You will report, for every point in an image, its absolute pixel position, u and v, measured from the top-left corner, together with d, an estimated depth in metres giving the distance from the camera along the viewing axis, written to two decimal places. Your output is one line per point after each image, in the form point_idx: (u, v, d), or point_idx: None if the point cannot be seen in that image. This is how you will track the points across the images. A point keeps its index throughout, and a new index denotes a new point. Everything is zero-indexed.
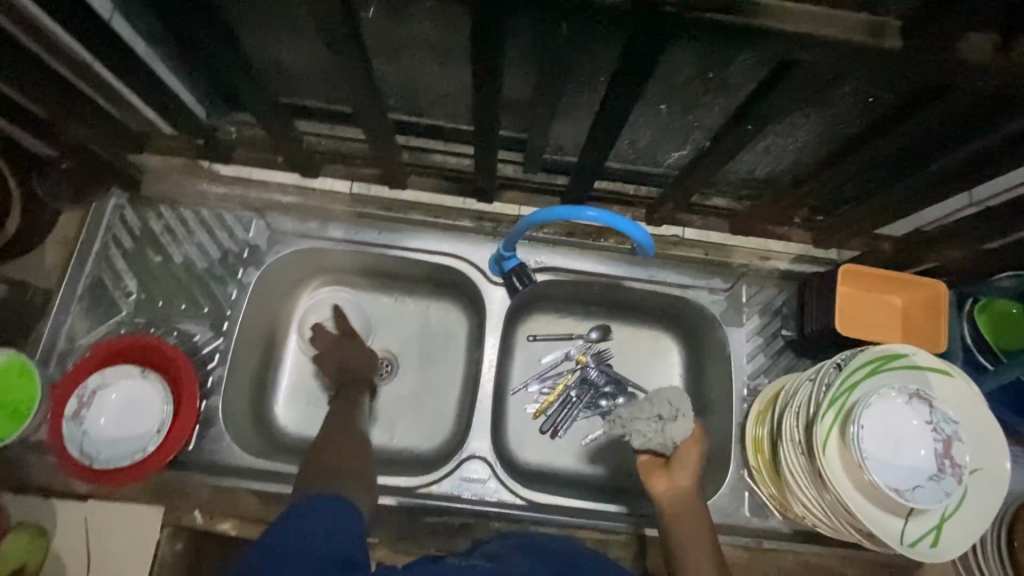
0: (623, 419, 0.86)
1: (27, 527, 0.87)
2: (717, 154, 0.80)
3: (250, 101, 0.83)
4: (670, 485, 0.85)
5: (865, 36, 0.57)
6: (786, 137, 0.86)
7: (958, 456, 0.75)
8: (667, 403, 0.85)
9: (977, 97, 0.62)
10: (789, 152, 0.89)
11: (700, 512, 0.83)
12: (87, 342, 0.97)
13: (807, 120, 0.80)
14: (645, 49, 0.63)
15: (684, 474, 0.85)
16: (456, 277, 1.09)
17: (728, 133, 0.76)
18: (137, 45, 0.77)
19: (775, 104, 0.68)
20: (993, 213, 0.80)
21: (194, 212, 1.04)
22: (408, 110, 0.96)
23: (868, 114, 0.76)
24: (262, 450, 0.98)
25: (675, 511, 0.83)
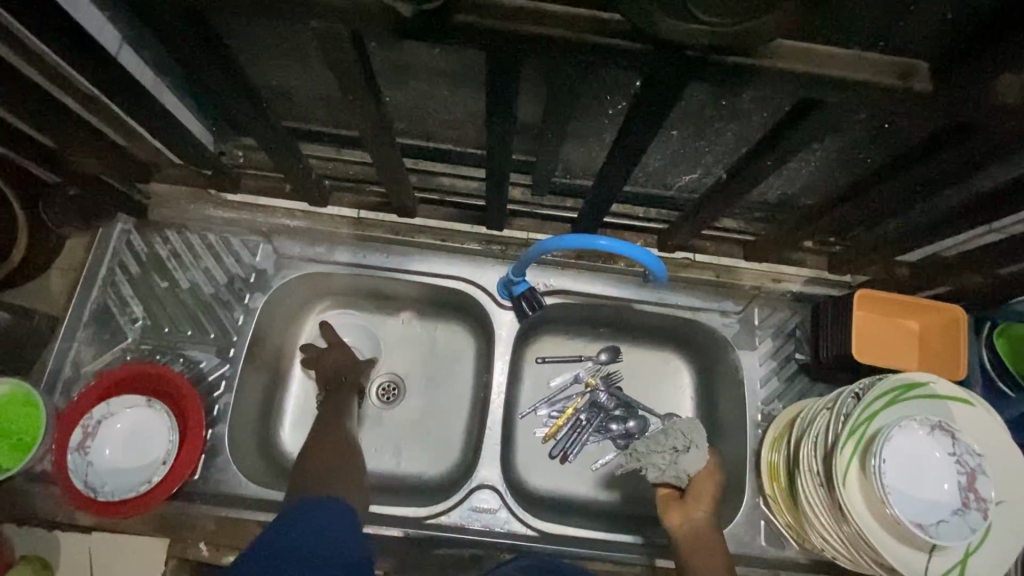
0: (638, 451, 0.86)
1: (29, 560, 0.85)
2: (735, 184, 0.79)
3: (259, 130, 0.83)
4: (685, 517, 0.83)
5: (894, 79, 0.57)
6: (802, 165, 0.85)
7: (984, 490, 0.73)
8: (679, 434, 0.85)
9: (1005, 137, 0.62)
10: (804, 179, 0.89)
11: (718, 547, 0.80)
12: (92, 370, 0.96)
13: (829, 152, 0.80)
14: (665, 88, 0.62)
15: (699, 506, 0.83)
16: (464, 300, 1.08)
17: (746, 165, 0.75)
18: (145, 76, 0.77)
19: (796, 140, 0.67)
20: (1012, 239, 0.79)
21: (200, 237, 1.04)
22: (416, 135, 0.96)
23: (888, 147, 0.75)
24: (268, 479, 0.97)
25: (690, 545, 0.81)
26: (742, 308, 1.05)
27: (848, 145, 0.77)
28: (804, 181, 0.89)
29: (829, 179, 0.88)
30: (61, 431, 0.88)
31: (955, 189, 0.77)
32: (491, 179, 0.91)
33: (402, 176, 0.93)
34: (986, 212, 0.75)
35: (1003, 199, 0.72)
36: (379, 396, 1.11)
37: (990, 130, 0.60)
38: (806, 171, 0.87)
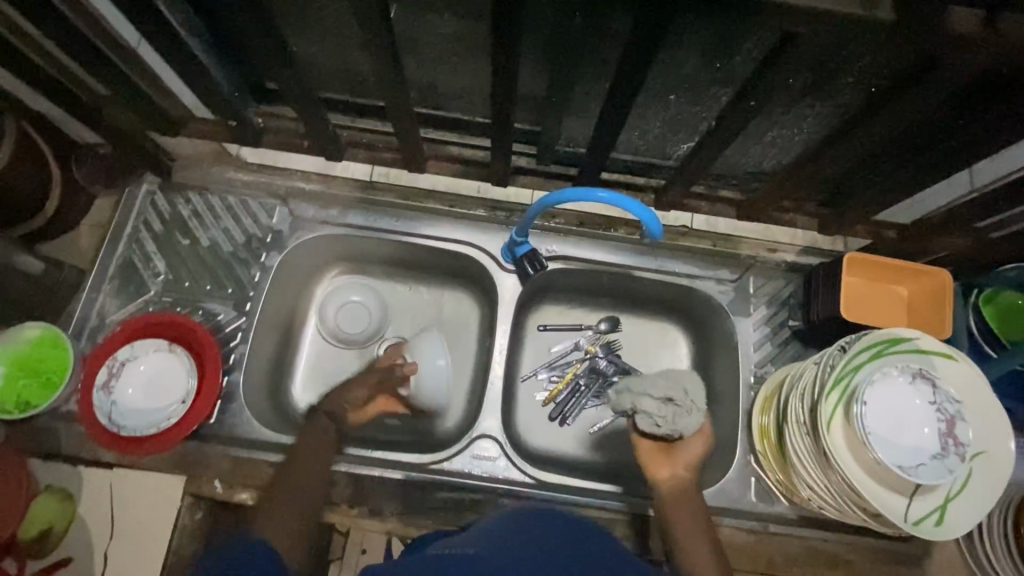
0: (633, 391, 0.87)
1: (54, 490, 0.90)
2: (721, 134, 0.83)
3: (286, 87, 0.90)
4: (672, 469, 0.88)
5: (857, 8, 0.61)
6: (787, 121, 0.89)
7: (961, 434, 0.77)
8: (681, 388, 0.86)
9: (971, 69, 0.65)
10: (791, 136, 0.92)
11: (696, 499, 0.86)
12: (116, 319, 1.01)
13: (808, 106, 0.84)
14: (652, 26, 0.69)
15: (692, 451, 0.89)
16: (470, 266, 1.11)
17: (731, 112, 0.79)
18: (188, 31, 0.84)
19: (774, 80, 0.72)
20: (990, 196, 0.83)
21: (221, 198, 1.08)
22: (428, 103, 1.03)
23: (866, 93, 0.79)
24: (281, 426, 1.02)
25: (675, 498, 0.85)
26: (738, 277, 1.08)
27: (827, 96, 0.81)
28: (789, 138, 0.93)
29: (811, 135, 0.91)
30: (88, 371, 0.93)
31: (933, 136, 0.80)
32: (496, 142, 0.97)
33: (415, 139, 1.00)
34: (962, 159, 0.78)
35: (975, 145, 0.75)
36: None
37: (951, 64, 0.63)
38: (789, 126, 0.90)
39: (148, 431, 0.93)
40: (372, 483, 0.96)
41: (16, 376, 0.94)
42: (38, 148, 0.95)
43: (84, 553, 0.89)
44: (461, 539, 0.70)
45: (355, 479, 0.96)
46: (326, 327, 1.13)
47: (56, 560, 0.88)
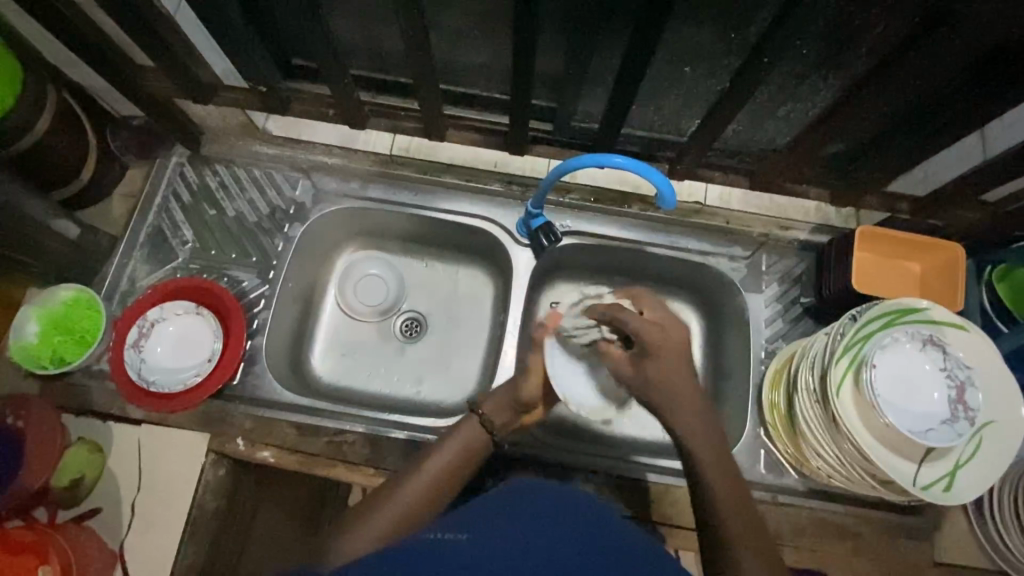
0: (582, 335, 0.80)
1: (86, 442, 0.93)
2: (736, 98, 0.85)
3: (319, 58, 0.94)
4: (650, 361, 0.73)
5: None
6: (799, 83, 0.90)
7: (970, 400, 0.78)
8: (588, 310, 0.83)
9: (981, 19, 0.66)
10: (802, 99, 0.93)
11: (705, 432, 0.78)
12: (146, 284, 1.05)
13: (822, 69, 0.86)
14: None
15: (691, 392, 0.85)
16: (484, 240, 1.12)
17: (744, 74, 0.80)
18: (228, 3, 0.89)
19: (787, 36, 0.73)
20: (1001, 163, 0.84)
21: (247, 170, 1.12)
22: (450, 78, 1.06)
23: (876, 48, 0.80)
24: (301, 390, 1.06)
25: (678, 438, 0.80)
26: (750, 254, 1.07)
27: (842, 58, 0.83)
28: (804, 106, 0.95)
29: (827, 100, 0.93)
30: (117, 330, 0.97)
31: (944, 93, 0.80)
32: (514, 116, 1.00)
33: (437, 112, 1.03)
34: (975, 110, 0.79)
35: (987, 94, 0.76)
36: (402, 331, 1.16)
37: (960, 17, 0.66)
38: (804, 91, 0.92)
39: (175, 388, 0.97)
40: (388, 445, 0.98)
41: (51, 334, 0.98)
42: (76, 117, 1.00)
43: (112, 505, 0.92)
44: (445, 522, 0.65)
45: (372, 440, 0.99)
46: (345, 299, 1.15)
47: (85, 510, 0.91)
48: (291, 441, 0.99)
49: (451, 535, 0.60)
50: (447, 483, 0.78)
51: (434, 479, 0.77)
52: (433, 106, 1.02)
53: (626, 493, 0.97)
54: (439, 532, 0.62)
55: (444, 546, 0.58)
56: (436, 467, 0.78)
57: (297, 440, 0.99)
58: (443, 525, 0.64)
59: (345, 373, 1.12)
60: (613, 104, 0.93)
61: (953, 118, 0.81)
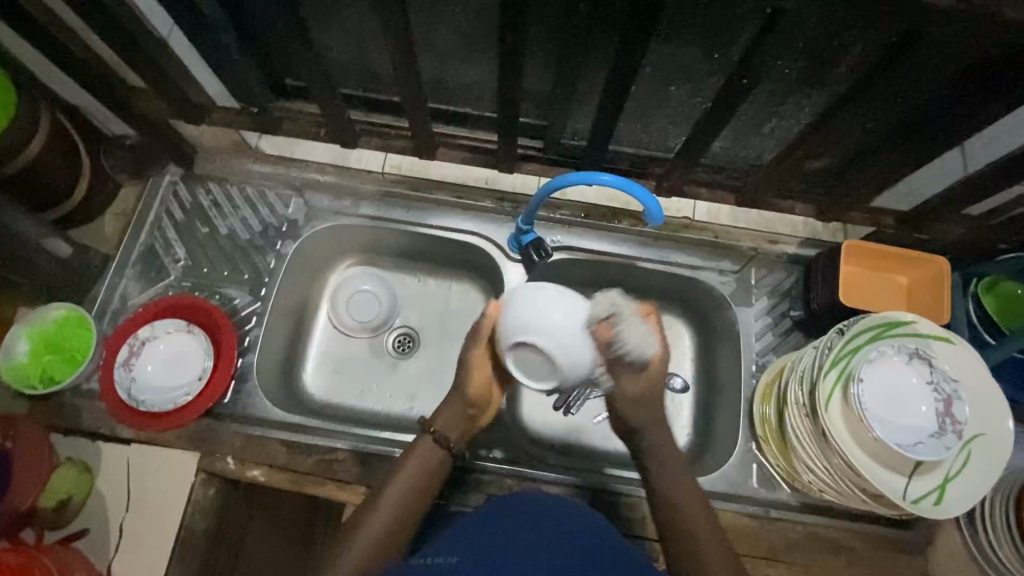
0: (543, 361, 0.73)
1: (74, 462, 0.93)
2: (719, 115, 0.86)
3: (309, 78, 0.95)
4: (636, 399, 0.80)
5: None
6: (782, 100, 0.92)
7: (958, 414, 0.79)
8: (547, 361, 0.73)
9: (952, 44, 0.68)
10: (786, 115, 0.95)
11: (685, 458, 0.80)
12: (138, 302, 1.05)
13: (804, 88, 0.88)
14: (648, 11, 0.72)
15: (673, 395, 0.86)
16: (476, 255, 1.13)
17: (727, 92, 0.82)
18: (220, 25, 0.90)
19: (766, 56, 0.74)
20: (982, 178, 0.86)
21: (239, 188, 1.12)
22: (440, 97, 1.08)
23: (857, 65, 0.81)
24: (292, 407, 1.05)
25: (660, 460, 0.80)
26: (739, 268, 1.08)
27: (822, 78, 0.85)
28: (788, 123, 0.96)
29: (810, 118, 0.94)
30: (108, 351, 0.98)
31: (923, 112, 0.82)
32: (503, 133, 1.01)
33: (427, 130, 1.04)
34: (954, 128, 0.80)
35: (964, 113, 0.78)
36: (395, 347, 1.16)
37: (932, 44, 0.68)
38: (788, 109, 0.94)
39: (166, 407, 0.97)
40: (378, 462, 0.98)
41: (41, 353, 0.98)
42: (70, 137, 1.01)
43: (100, 526, 0.91)
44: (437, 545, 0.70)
45: (363, 457, 0.98)
46: (338, 315, 1.16)
47: (73, 531, 0.90)
48: (282, 459, 0.98)
49: (443, 559, 0.66)
50: (412, 507, 0.79)
51: (400, 506, 0.79)
52: (423, 125, 1.03)
53: (618, 509, 0.97)
54: (431, 555, 0.68)
55: (437, 571, 0.64)
56: (399, 494, 0.79)
57: (288, 459, 0.98)
58: (436, 547, 0.69)
59: (338, 389, 1.12)
60: (601, 121, 0.94)
61: (932, 135, 0.83)
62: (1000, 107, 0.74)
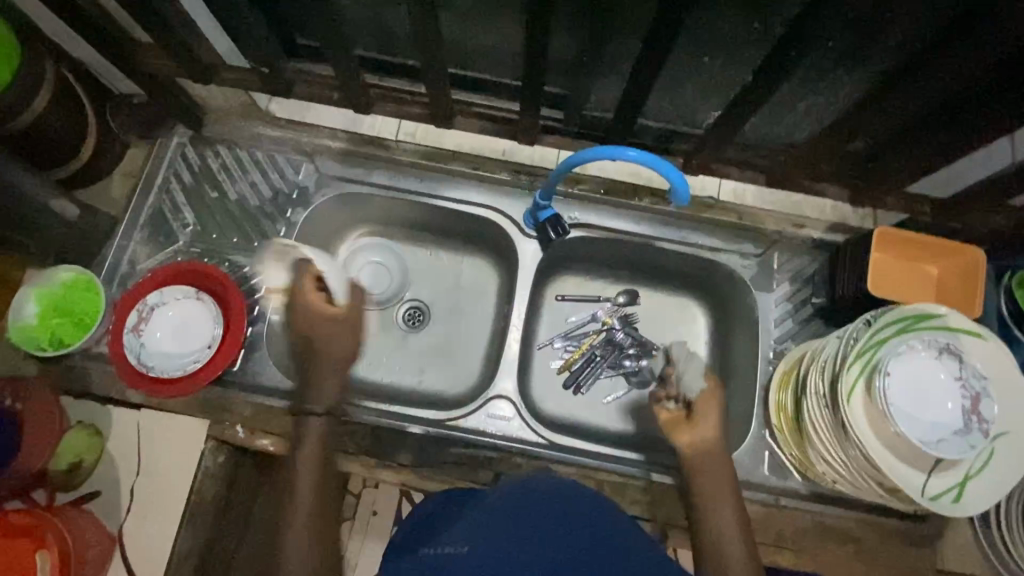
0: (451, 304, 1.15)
1: (84, 425, 0.92)
2: (759, 91, 0.81)
3: (324, 39, 0.91)
4: (694, 437, 0.86)
5: None
6: (820, 79, 0.87)
7: (986, 412, 0.76)
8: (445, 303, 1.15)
9: (1017, 28, 0.63)
10: (822, 99, 0.90)
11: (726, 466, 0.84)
12: (146, 266, 1.04)
13: (845, 64, 0.83)
14: None
15: (708, 424, 0.86)
16: (490, 230, 1.10)
17: (766, 68, 0.78)
18: None
19: (816, 27, 0.69)
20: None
21: (250, 152, 1.09)
22: (459, 63, 1.03)
23: (905, 50, 0.77)
24: (300, 377, 1.05)
25: (702, 461, 0.84)
26: (762, 252, 1.05)
27: (864, 55, 0.80)
28: (826, 102, 0.91)
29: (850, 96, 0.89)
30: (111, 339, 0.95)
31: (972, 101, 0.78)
32: (525, 103, 0.97)
33: (445, 96, 1.00)
34: (1004, 119, 0.76)
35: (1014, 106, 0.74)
36: (406, 320, 1.14)
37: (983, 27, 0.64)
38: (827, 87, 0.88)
39: (174, 373, 0.96)
40: (386, 437, 0.97)
41: (49, 315, 0.97)
42: (75, 94, 0.97)
43: (110, 489, 0.92)
44: (449, 535, 0.64)
45: (372, 431, 0.98)
46: None
47: (83, 493, 0.91)
48: (291, 430, 0.98)
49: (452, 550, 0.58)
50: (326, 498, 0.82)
51: (314, 480, 0.82)
52: (441, 91, 0.98)
53: (626, 493, 0.96)
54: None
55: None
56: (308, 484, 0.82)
57: (297, 429, 0.97)
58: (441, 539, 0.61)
59: (347, 360, 1.11)
60: (629, 92, 0.90)
61: (978, 126, 0.79)
62: None
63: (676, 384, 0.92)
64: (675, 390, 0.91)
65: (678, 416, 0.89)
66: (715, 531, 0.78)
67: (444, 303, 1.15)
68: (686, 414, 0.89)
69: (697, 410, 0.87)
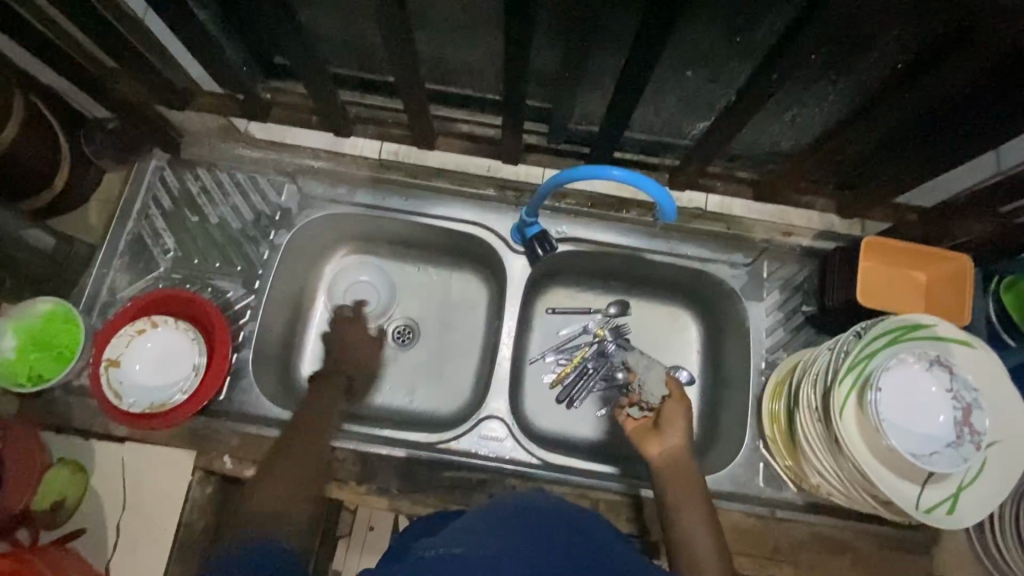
0: (438, 320, 1.14)
1: (68, 462, 0.91)
2: (743, 106, 0.81)
3: (293, 59, 0.88)
4: (664, 446, 0.86)
5: None
6: (807, 96, 0.86)
7: (977, 423, 0.76)
8: (431, 320, 1.14)
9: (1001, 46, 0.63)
10: (809, 116, 0.91)
11: (695, 476, 0.83)
12: (126, 295, 1.02)
13: (833, 75, 0.81)
14: None
15: (673, 434, 0.86)
16: (478, 245, 1.09)
17: (752, 87, 0.77)
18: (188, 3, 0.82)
19: (798, 50, 0.69)
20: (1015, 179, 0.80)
21: (229, 175, 1.07)
22: (439, 79, 1.01)
23: (889, 67, 0.76)
24: (287, 402, 1.03)
25: (669, 470, 0.84)
26: (751, 261, 1.04)
27: (854, 65, 0.78)
28: (810, 112, 0.89)
29: (834, 109, 0.88)
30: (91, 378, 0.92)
31: (957, 117, 0.78)
32: (507, 120, 0.96)
33: (424, 113, 0.98)
34: (991, 134, 0.76)
35: (996, 125, 0.75)
36: (395, 338, 1.12)
37: (982, 36, 0.62)
38: (813, 101, 0.87)
39: (146, 408, 0.93)
40: (376, 462, 0.96)
41: (27, 350, 0.94)
42: (46, 123, 0.95)
43: (96, 525, 0.91)
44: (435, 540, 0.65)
45: (362, 457, 0.96)
46: (336, 307, 1.12)
47: (69, 531, 0.89)
48: None
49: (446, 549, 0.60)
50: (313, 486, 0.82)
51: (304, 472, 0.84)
52: (420, 108, 0.97)
53: (619, 510, 0.96)
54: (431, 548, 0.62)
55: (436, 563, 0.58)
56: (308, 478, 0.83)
57: None
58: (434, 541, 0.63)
59: None
60: (615, 106, 0.88)
61: (966, 139, 0.79)
62: None
63: (641, 391, 0.91)
64: (639, 396, 0.91)
65: (644, 421, 0.91)
66: (686, 542, 0.77)
67: (430, 320, 1.14)
68: (653, 423, 0.90)
69: (663, 419, 0.88)
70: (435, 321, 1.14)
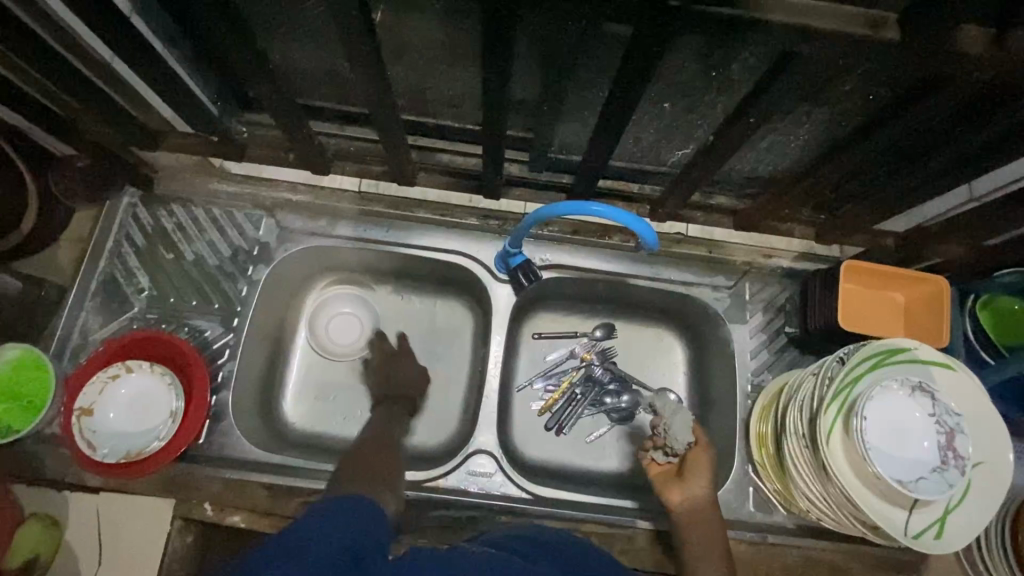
0: (425, 348, 1.12)
1: (39, 517, 0.88)
2: (722, 139, 0.81)
3: (267, 97, 0.87)
4: (687, 494, 0.86)
5: (865, 29, 0.60)
6: (787, 130, 0.87)
7: (960, 447, 0.77)
8: (416, 348, 1.12)
9: (973, 88, 0.65)
10: (789, 147, 0.92)
11: (716, 525, 0.85)
12: (99, 338, 0.99)
13: (811, 112, 0.82)
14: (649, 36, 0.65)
15: (699, 482, 0.86)
16: (462, 274, 1.08)
17: (731, 124, 0.78)
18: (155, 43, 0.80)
19: (777, 95, 0.71)
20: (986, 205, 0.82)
21: (206, 210, 1.05)
22: (418, 111, 1.00)
23: (867, 106, 0.78)
24: (269, 441, 1.00)
25: (692, 520, 0.85)
26: (733, 283, 1.05)
27: (831, 103, 0.79)
28: (789, 142, 0.91)
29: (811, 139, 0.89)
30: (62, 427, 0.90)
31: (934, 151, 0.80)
32: (487, 152, 0.95)
33: (404, 146, 0.97)
34: (967, 169, 0.77)
35: (972, 161, 0.76)
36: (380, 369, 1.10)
37: (958, 78, 0.63)
38: (790, 132, 0.88)
39: (119, 458, 0.90)
40: None
41: None
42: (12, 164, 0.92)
43: None
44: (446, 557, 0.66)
45: None
46: (318, 340, 1.10)
47: None
48: (263, 501, 0.94)
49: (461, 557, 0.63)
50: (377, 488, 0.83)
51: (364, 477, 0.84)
52: (400, 141, 0.96)
53: (612, 540, 0.95)
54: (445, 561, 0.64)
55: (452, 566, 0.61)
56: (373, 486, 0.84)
57: (269, 501, 0.93)
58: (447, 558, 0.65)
59: (320, 418, 1.07)
60: (595, 138, 0.88)
61: (942, 172, 0.80)
62: (1012, 153, 0.72)
63: (666, 437, 0.87)
64: (664, 441, 0.87)
65: (668, 467, 0.90)
66: None
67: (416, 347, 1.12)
68: (676, 469, 0.89)
69: (687, 465, 0.88)
70: (421, 348, 1.12)
